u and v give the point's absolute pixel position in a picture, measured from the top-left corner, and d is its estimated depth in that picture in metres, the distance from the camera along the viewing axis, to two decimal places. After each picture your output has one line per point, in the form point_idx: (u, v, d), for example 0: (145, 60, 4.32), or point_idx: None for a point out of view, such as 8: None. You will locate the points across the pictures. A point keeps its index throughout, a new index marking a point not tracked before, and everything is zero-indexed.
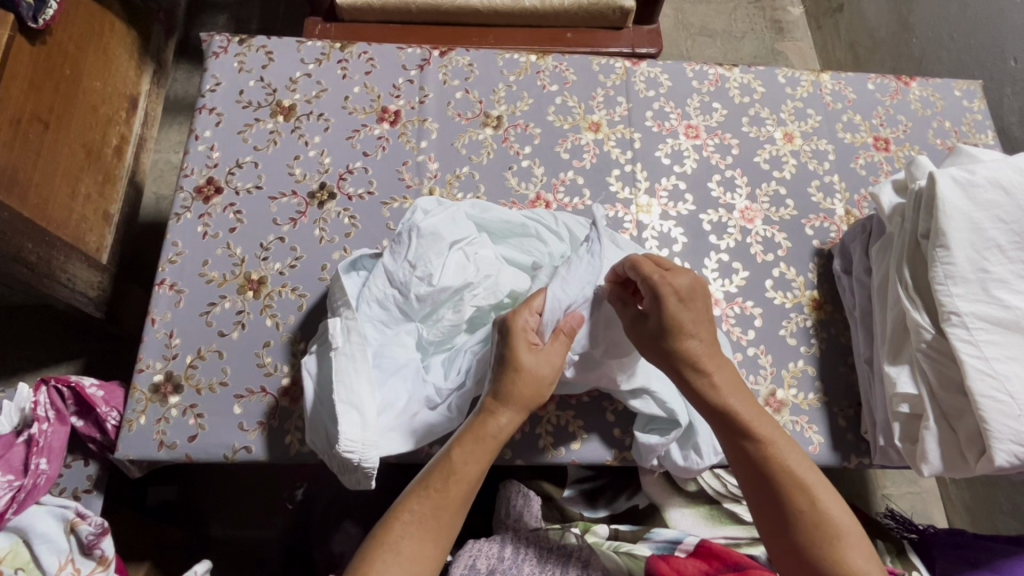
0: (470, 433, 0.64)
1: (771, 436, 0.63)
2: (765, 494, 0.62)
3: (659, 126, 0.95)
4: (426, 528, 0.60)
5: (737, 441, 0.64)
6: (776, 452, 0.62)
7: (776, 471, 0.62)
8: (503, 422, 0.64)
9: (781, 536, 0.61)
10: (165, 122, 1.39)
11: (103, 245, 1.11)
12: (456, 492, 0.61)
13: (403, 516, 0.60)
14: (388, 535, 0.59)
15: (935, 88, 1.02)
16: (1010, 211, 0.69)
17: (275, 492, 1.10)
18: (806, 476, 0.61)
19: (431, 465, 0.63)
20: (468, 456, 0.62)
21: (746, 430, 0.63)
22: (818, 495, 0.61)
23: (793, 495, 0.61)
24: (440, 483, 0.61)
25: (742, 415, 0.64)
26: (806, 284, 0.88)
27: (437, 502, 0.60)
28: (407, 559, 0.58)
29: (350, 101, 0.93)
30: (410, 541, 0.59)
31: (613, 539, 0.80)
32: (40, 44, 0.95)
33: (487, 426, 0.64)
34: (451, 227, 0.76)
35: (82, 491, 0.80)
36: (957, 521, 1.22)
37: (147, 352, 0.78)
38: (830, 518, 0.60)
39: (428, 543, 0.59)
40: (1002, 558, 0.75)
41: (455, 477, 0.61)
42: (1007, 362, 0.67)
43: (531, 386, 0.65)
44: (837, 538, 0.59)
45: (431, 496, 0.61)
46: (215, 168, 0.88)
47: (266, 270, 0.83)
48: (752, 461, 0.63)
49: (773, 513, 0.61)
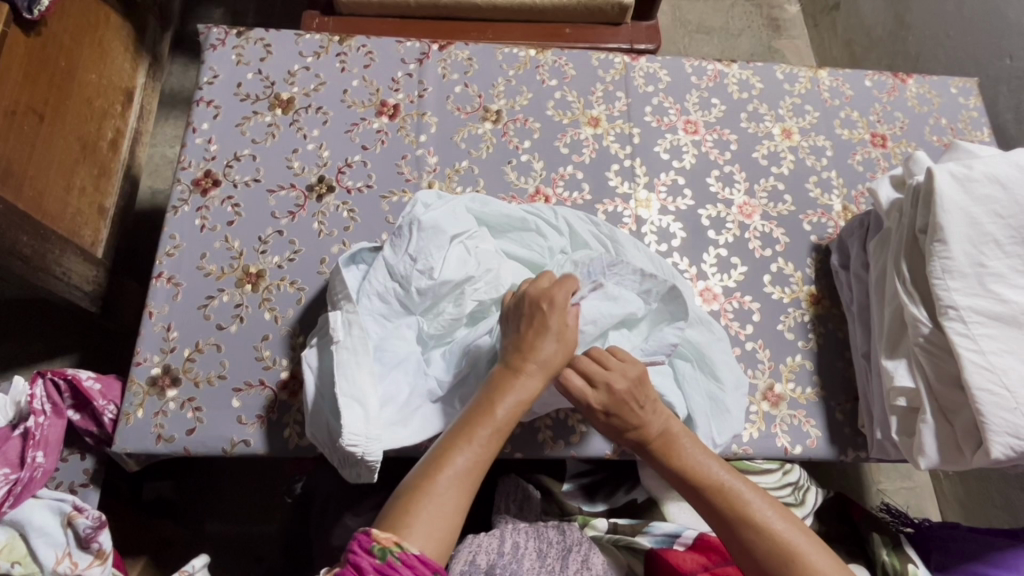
0: (503, 388, 0.63)
1: (721, 477, 0.65)
2: (727, 531, 0.63)
3: (658, 122, 0.95)
4: (467, 481, 0.58)
5: (693, 489, 0.66)
6: (728, 491, 0.64)
7: (731, 508, 0.63)
8: (533, 381, 0.64)
9: (752, 566, 0.61)
10: (161, 116, 1.38)
11: (99, 238, 1.10)
12: (494, 446, 0.60)
13: (444, 469, 0.57)
14: (429, 485, 0.56)
15: (931, 85, 1.02)
16: (1006, 206, 0.70)
17: (272, 486, 1.10)
18: (761, 505, 0.63)
19: (468, 417, 0.62)
20: (510, 409, 0.62)
21: (697, 477, 0.65)
22: (765, 514, 0.62)
23: (751, 525, 0.62)
24: (485, 437, 0.60)
25: (674, 452, 0.67)
26: (803, 279, 0.88)
27: (480, 456, 0.59)
28: (448, 511, 0.55)
29: (348, 94, 0.93)
30: (452, 493, 0.56)
31: (612, 533, 0.80)
32: (35, 35, 0.94)
33: (524, 386, 0.63)
34: (451, 220, 0.76)
35: (79, 485, 0.78)
36: (950, 514, 1.23)
37: (144, 346, 0.78)
38: (788, 540, 0.60)
39: (465, 495, 0.57)
40: (997, 551, 0.75)
41: (493, 429, 0.61)
42: (1004, 355, 0.67)
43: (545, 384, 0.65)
44: (800, 556, 0.60)
45: (474, 449, 0.59)
46: (213, 161, 0.88)
47: (264, 263, 0.82)
48: (700, 493, 0.65)
49: (739, 546, 0.62)
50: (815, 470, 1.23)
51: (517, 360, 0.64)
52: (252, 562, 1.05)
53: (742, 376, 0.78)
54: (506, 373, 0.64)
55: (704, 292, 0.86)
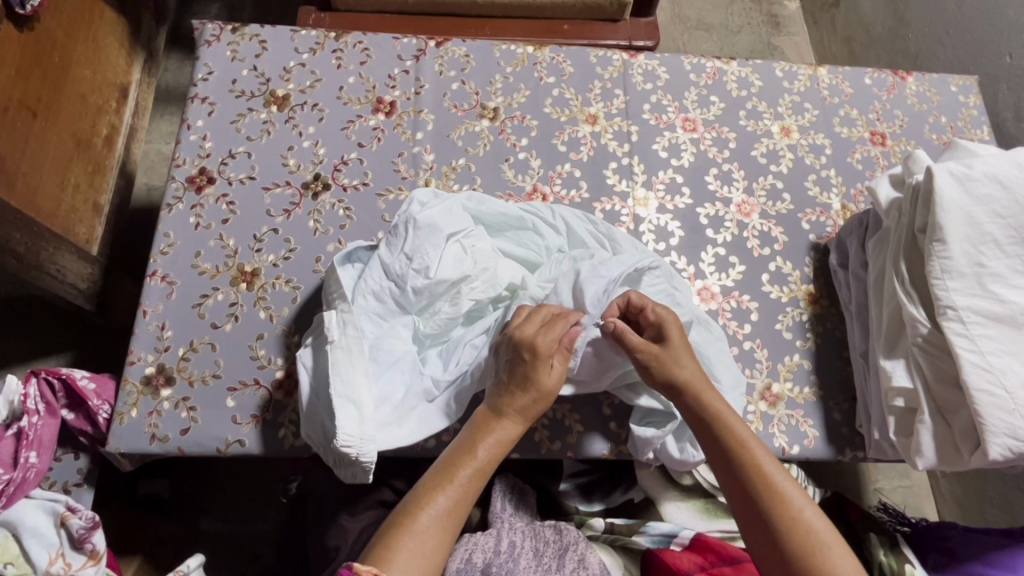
0: (488, 429, 0.65)
1: (761, 456, 0.63)
2: (751, 511, 0.60)
3: (656, 119, 0.95)
4: (448, 522, 0.59)
5: (728, 459, 0.63)
6: (765, 469, 0.62)
7: (764, 488, 0.61)
8: (515, 422, 0.66)
9: (769, 552, 0.59)
10: (156, 112, 1.38)
11: (93, 236, 1.09)
12: (475, 486, 0.61)
13: (427, 505, 0.59)
14: (411, 522, 0.57)
15: (930, 83, 1.02)
16: (1006, 205, 0.69)
17: (266, 486, 1.09)
18: (793, 490, 0.61)
19: (450, 458, 0.63)
20: (491, 449, 0.64)
21: (741, 447, 0.63)
22: (801, 503, 0.60)
23: (782, 508, 0.59)
24: (465, 476, 0.61)
25: (726, 424, 0.65)
26: (802, 278, 0.88)
27: (460, 495, 0.60)
28: (427, 549, 0.56)
29: (344, 91, 0.92)
30: (432, 531, 0.57)
31: (608, 533, 0.80)
32: (27, 30, 0.93)
33: (506, 426, 0.65)
34: (448, 218, 0.76)
35: (72, 485, 0.78)
36: (946, 512, 1.23)
37: (138, 345, 0.77)
38: (813, 528, 0.58)
39: (445, 534, 0.58)
40: (995, 551, 0.75)
41: (473, 470, 0.62)
42: (1003, 356, 0.67)
43: (531, 404, 0.66)
44: (823, 547, 0.57)
45: (456, 489, 0.60)
46: (208, 158, 0.87)
47: (259, 262, 0.82)
48: (739, 471, 0.62)
49: (759, 525, 0.60)
50: (811, 469, 1.22)
51: (500, 404, 0.66)
52: (249, 561, 1.05)
53: (740, 376, 0.78)
54: (487, 416, 0.66)
55: (701, 291, 0.85)
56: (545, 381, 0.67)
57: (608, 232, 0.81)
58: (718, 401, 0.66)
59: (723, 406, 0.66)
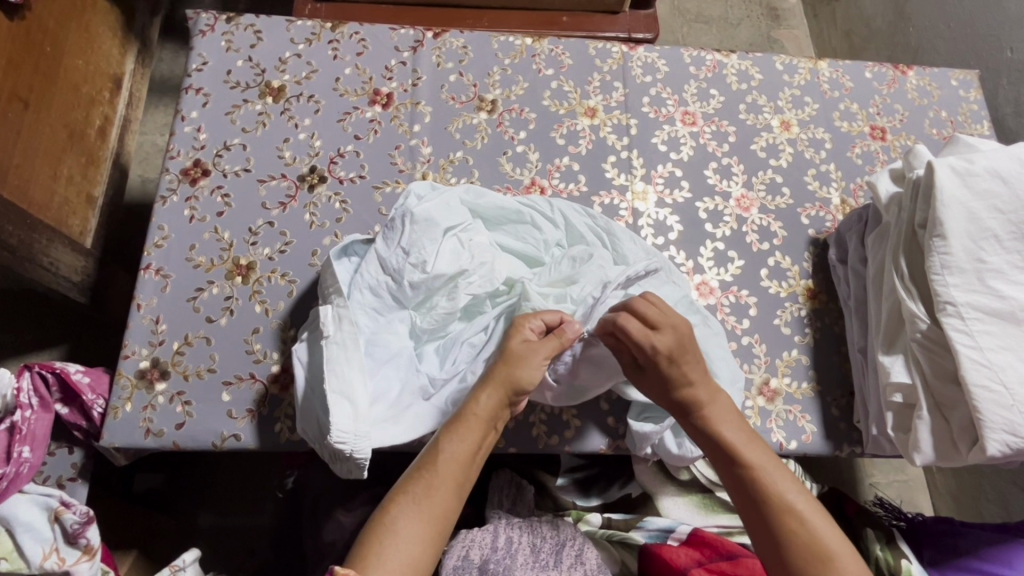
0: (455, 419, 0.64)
1: (768, 469, 0.62)
2: (757, 521, 0.61)
3: (655, 112, 0.94)
4: (420, 510, 0.57)
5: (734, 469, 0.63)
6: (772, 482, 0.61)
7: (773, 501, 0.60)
8: (483, 400, 0.64)
9: (775, 561, 0.59)
10: (151, 102, 1.36)
11: (87, 228, 1.08)
12: (446, 473, 0.60)
13: (398, 501, 0.58)
14: (384, 521, 0.57)
15: (931, 77, 1.01)
16: (1006, 200, 0.69)
17: (262, 479, 1.09)
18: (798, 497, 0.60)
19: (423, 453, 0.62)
20: (455, 436, 0.62)
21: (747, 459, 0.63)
22: (805, 514, 0.59)
23: (786, 515, 0.59)
24: (429, 464, 0.60)
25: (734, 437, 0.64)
26: (801, 273, 0.88)
27: (428, 481, 0.59)
28: (406, 543, 0.55)
29: (340, 82, 0.91)
30: (407, 523, 0.56)
31: (606, 528, 0.79)
32: (18, 19, 0.92)
33: (472, 408, 0.64)
34: (445, 213, 0.75)
35: (67, 479, 0.78)
36: (942, 507, 1.23)
37: (132, 339, 0.76)
38: (818, 537, 0.58)
39: (425, 525, 0.57)
40: (987, 546, 0.75)
41: (434, 458, 0.61)
42: (1002, 352, 0.67)
43: (495, 387, 0.65)
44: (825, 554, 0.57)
45: (421, 477, 0.59)
46: (202, 150, 0.86)
47: (254, 255, 0.81)
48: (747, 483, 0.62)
49: (766, 533, 0.60)
50: (807, 464, 1.23)
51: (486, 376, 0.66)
52: (244, 554, 1.04)
53: (739, 372, 0.77)
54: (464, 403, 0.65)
55: (700, 286, 0.85)
56: (518, 349, 0.67)
57: (608, 227, 0.80)
58: (722, 412, 0.66)
59: (724, 419, 0.66)
